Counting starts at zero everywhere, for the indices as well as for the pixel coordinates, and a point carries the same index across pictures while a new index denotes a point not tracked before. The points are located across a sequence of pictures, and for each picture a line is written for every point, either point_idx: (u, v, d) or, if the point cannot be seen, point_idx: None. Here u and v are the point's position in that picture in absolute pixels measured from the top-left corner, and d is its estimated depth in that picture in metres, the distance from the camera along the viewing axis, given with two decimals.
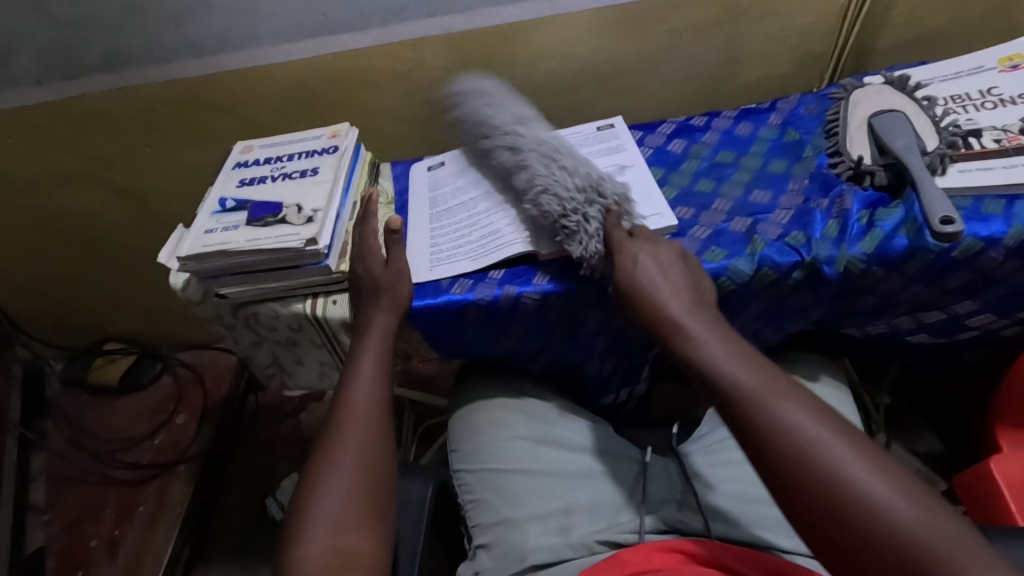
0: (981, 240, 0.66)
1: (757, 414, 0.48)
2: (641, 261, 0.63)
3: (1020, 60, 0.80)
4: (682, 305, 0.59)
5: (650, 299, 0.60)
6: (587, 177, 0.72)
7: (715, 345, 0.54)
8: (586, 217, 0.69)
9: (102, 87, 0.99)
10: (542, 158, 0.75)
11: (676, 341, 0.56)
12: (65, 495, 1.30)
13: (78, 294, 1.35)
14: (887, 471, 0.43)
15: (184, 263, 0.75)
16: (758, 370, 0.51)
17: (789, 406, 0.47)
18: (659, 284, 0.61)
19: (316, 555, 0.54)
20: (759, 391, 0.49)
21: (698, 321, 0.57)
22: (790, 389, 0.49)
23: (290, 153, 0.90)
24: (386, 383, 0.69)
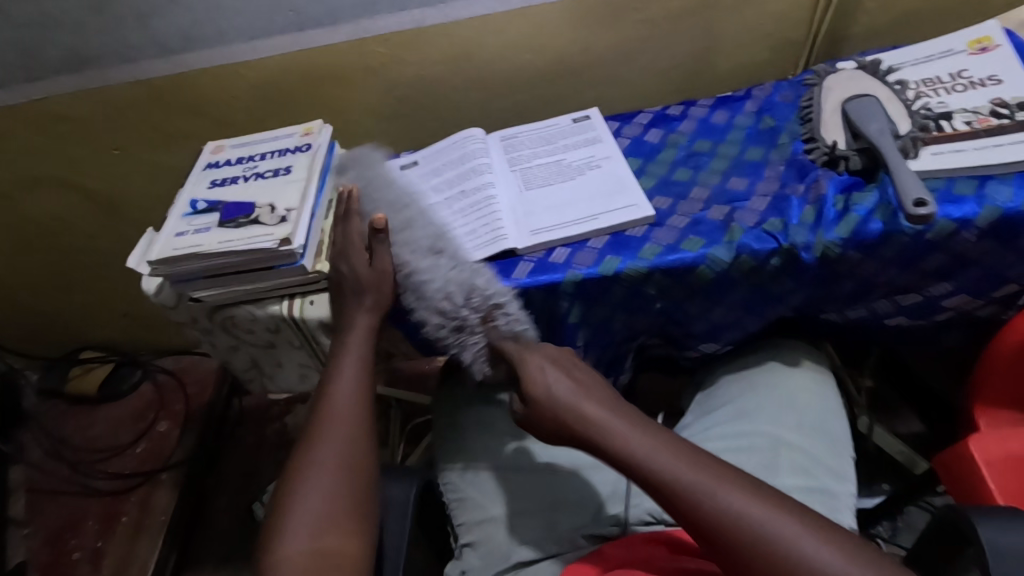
0: (953, 222, 0.67)
1: (703, 508, 0.53)
2: (541, 369, 0.66)
3: (988, 43, 0.81)
4: (601, 410, 0.62)
5: (572, 411, 0.62)
6: (452, 290, 0.71)
7: (648, 444, 0.58)
8: (460, 350, 0.72)
9: (66, 89, 0.96)
10: (402, 275, 0.74)
11: (607, 449, 0.59)
12: (46, 507, 1.27)
13: (51, 302, 1.32)
14: (819, 533, 0.50)
15: (155, 267, 0.73)
16: (683, 458, 0.56)
17: (723, 489, 0.53)
18: (577, 390, 0.64)
19: (296, 556, 0.53)
20: (698, 483, 0.54)
21: (623, 423, 0.60)
22: (718, 474, 0.54)
23: (262, 152, 0.88)
24: (370, 383, 0.68)
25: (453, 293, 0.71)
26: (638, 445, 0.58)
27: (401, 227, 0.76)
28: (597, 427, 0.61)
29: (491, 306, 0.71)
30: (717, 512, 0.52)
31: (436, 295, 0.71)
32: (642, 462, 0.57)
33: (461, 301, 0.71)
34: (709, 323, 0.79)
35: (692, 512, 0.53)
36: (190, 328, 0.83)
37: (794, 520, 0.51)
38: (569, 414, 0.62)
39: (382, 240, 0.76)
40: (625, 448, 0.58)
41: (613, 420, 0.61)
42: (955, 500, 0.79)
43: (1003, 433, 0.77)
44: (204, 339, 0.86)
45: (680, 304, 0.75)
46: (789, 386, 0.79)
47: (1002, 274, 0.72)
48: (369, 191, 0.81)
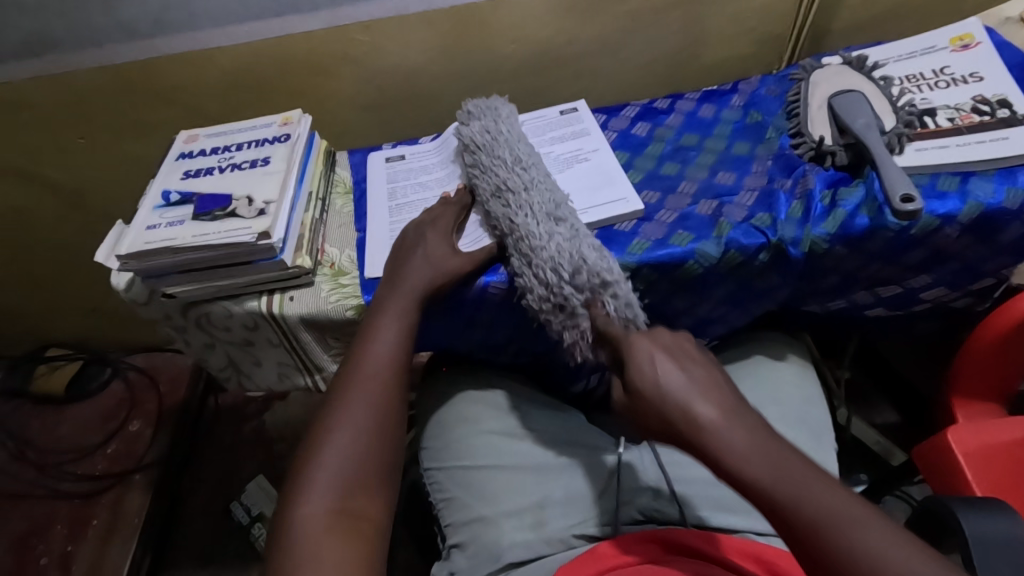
0: (938, 217, 0.68)
1: (844, 551, 0.44)
2: (651, 366, 0.56)
3: (969, 40, 0.82)
4: (717, 413, 0.51)
5: (681, 410, 0.52)
6: (557, 267, 0.64)
7: (773, 459, 0.48)
8: (572, 332, 0.66)
9: (26, 74, 0.91)
10: (516, 239, 0.68)
11: (720, 460, 0.50)
12: (10, 511, 1.22)
13: (14, 297, 1.26)
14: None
15: (125, 261, 0.70)
16: (827, 491, 0.47)
17: (861, 531, 0.44)
18: (689, 386, 0.53)
19: (323, 515, 0.51)
20: (838, 514, 0.45)
21: (742, 428, 0.51)
22: (853, 508, 0.46)
23: (238, 142, 0.85)
24: (408, 346, 0.65)
25: (565, 263, 0.65)
26: (763, 461, 0.48)
27: (522, 189, 0.70)
28: (711, 430, 0.50)
29: (600, 287, 0.64)
30: (858, 555, 0.43)
31: (552, 266, 0.65)
32: (765, 480, 0.48)
33: (577, 277, 0.64)
34: (696, 318, 0.78)
35: (824, 549, 0.44)
36: (163, 325, 0.80)
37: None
38: (678, 412, 0.52)
39: (498, 202, 0.71)
40: (745, 458, 0.49)
41: (728, 422, 0.51)
42: (932, 490, 0.80)
43: (978, 425, 0.78)
44: (177, 336, 0.82)
45: (668, 299, 0.75)
46: (774, 377, 0.80)
47: (979, 267, 0.74)
48: (493, 147, 0.76)
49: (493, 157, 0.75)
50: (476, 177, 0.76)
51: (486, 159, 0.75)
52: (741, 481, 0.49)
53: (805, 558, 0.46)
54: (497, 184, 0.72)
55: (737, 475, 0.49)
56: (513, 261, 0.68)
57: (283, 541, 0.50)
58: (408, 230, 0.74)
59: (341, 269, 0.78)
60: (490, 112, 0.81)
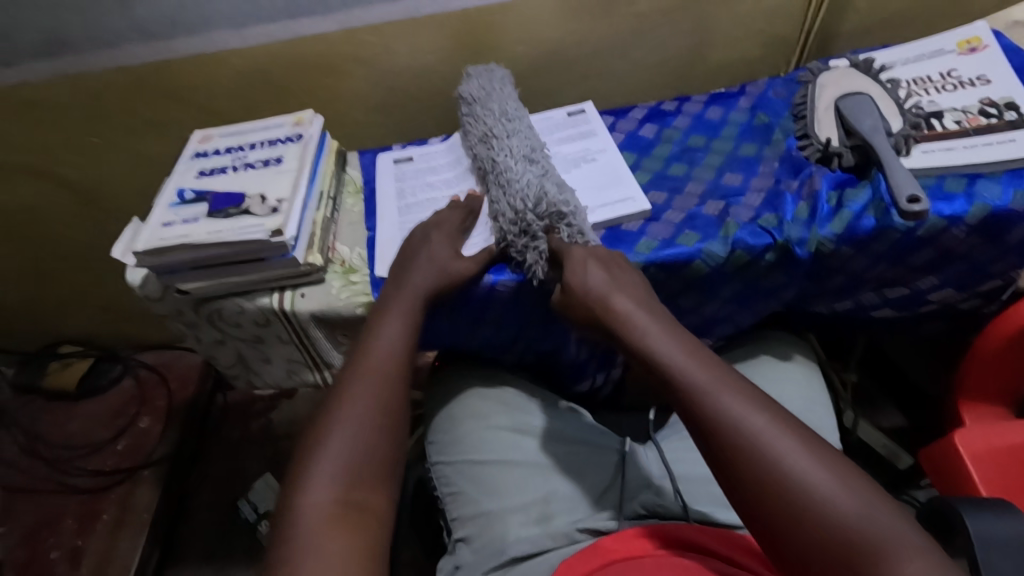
0: (944, 219, 0.68)
1: (712, 408, 0.52)
2: (583, 266, 0.65)
3: (977, 43, 0.82)
4: (631, 304, 0.62)
5: (599, 298, 0.63)
6: (524, 197, 0.70)
7: (671, 343, 0.58)
8: (529, 253, 0.69)
9: (44, 74, 0.93)
10: (495, 174, 0.75)
11: (629, 337, 0.60)
12: (22, 505, 1.24)
13: (28, 294, 1.28)
14: (818, 457, 0.48)
15: (140, 257, 0.71)
16: (709, 366, 0.55)
17: (731, 396, 0.52)
18: (609, 283, 0.64)
19: (325, 506, 0.52)
20: (716, 383, 0.54)
21: (653, 321, 0.61)
22: (731, 383, 0.54)
23: (251, 142, 0.86)
24: (412, 344, 0.66)
25: (532, 194, 0.70)
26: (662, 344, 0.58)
27: (505, 135, 0.77)
28: (622, 317, 0.61)
29: (557, 216, 0.69)
30: (722, 413, 0.51)
31: (521, 194, 0.70)
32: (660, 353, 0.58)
33: (540, 205, 0.69)
34: (702, 318, 0.79)
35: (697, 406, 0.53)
36: (175, 321, 0.81)
37: (795, 437, 0.50)
38: (597, 302, 0.63)
39: (484, 145, 0.78)
40: (648, 337, 0.59)
41: (642, 313, 0.62)
42: (939, 493, 0.80)
43: (984, 426, 0.78)
44: (189, 332, 0.83)
45: (674, 298, 0.75)
46: (780, 376, 0.80)
47: (987, 269, 0.74)
48: (486, 100, 0.82)
49: (484, 108, 0.81)
50: (469, 124, 0.82)
51: (481, 113, 0.80)
52: (645, 356, 0.58)
53: (683, 415, 0.55)
54: (486, 130, 0.79)
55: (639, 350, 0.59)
56: (490, 195, 0.74)
57: (286, 531, 0.51)
58: (415, 230, 0.75)
59: (351, 267, 0.79)
60: (490, 80, 0.84)
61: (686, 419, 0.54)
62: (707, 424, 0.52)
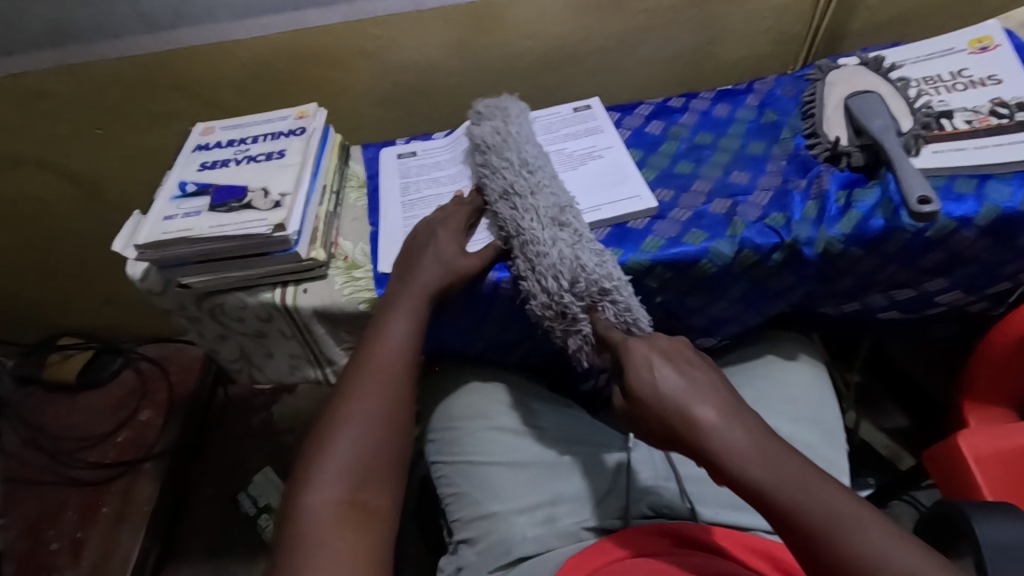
0: (954, 220, 0.67)
1: (846, 556, 0.44)
2: (656, 373, 0.56)
3: (989, 42, 0.81)
4: (716, 416, 0.52)
5: (680, 411, 0.53)
6: (559, 273, 0.65)
7: (773, 464, 0.49)
8: (572, 334, 0.68)
9: (46, 64, 0.92)
10: (521, 244, 0.68)
11: (722, 465, 0.50)
12: (22, 497, 1.23)
13: (29, 285, 1.28)
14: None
15: (141, 251, 0.71)
16: (824, 491, 0.47)
17: (864, 534, 0.44)
18: (686, 389, 0.54)
19: (331, 505, 0.51)
20: (843, 518, 0.45)
21: (745, 433, 0.51)
22: (856, 516, 0.45)
23: (254, 135, 0.85)
24: (417, 342, 0.65)
25: (569, 268, 0.65)
26: (764, 467, 0.48)
27: (528, 192, 0.70)
28: (711, 434, 0.51)
29: (600, 295, 0.66)
30: (860, 564, 0.43)
31: (553, 272, 0.65)
32: (764, 479, 0.48)
33: (576, 285, 0.65)
34: (709, 317, 0.78)
35: (826, 555, 0.44)
36: (177, 315, 0.80)
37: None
38: (678, 415, 0.53)
39: (507, 205, 0.71)
40: (745, 460, 0.49)
41: (730, 427, 0.52)
42: (943, 495, 0.79)
43: (990, 429, 0.78)
44: (191, 326, 0.83)
45: (681, 298, 0.75)
46: (786, 376, 0.80)
47: (996, 271, 0.73)
48: (502, 148, 0.75)
49: (501, 159, 0.75)
50: (486, 177, 0.75)
51: (495, 162, 0.74)
52: (747, 486, 0.49)
53: (805, 561, 0.46)
54: (504, 186, 0.72)
55: (739, 476, 0.49)
56: (518, 266, 0.69)
57: (291, 530, 0.50)
58: (419, 227, 0.74)
59: (354, 262, 0.79)
60: (504, 110, 0.81)
61: (812, 567, 0.46)
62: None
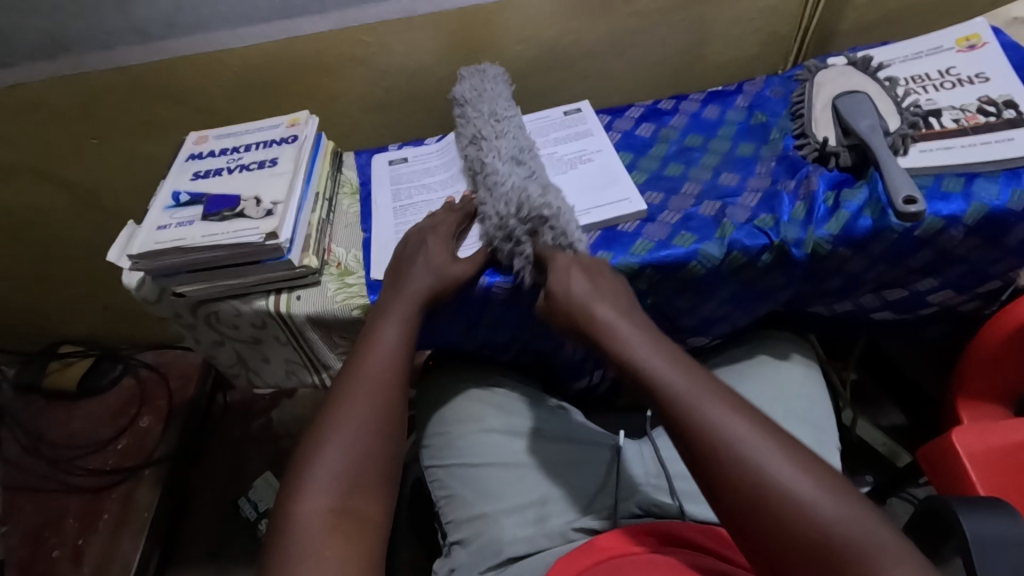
0: (942, 219, 0.67)
1: (689, 415, 0.52)
2: (570, 276, 0.65)
3: (976, 40, 0.82)
4: (613, 314, 0.62)
5: (584, 306, 0.62)
6: (506, 202, 0.70)
7: (651, 351, 0.58)
8: (512, 256, 0.70)
9: (41, 76, 0.93)
10: (483, 177, 0.76)
11: (613, 347, 0.60)
12: (24, 504, 1.24)
13: (28, 294, 1.29)
14: (793, 460, 0.48)
15: (135, 260, 0.71)
16: (690, 373, 0.55)
17: (705, 401, 0.52)
18: (591, 292, 0.63)
19: (321, 513, 0.52)
20: (691, 389, 0.54)
21: (634, 329, 0.60)
22: (706, 389, 0.53)
23: (247, 144, 0.86)
24: (409, 350, 0.66)
25: (517, 196, 0.70)
26: (641, 351, 0.58)
27: (495, 138, 0.79)
28: (605, 325, 0.61)
29: (540, 220, 0.68)
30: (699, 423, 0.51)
31: (505, 199, 0.71)
32: (641, 358, 0.57)
33: (519, 209, 0.69)
34: (700, 318, 0.79)
35: (673, 415, 0.53)
36: (173, 323, 0.81)
37: (773, 443, 0.49)
38: (580, 311, 0.63)
39: (475, 152, 0.79)
40: (629, 345, 0.59)
41: (624, 323, 0.61)
42: (937, 492, 0.79)
43: (981, 426, 0.78)
44: (187, 333, 0.83)
45: (671, 300, 0.75)
46: (778, 376, 0.80)
47: (986, 269, 0.74)
48: (477, 102, 0.83)
49: (475, 110, 0.83)
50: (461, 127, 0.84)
51: (472, 114, 0.82)
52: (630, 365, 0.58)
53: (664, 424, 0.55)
54: (475, 133, 0.80)
55: (621, 358, 0.59)
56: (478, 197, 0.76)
57: (282, 538, 0.51)
58: (410, 234, 0.75)
59: (347, 269, 0.79)
60: (483, 74, 0.87)
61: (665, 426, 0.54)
62: (681, 430, 0.52)
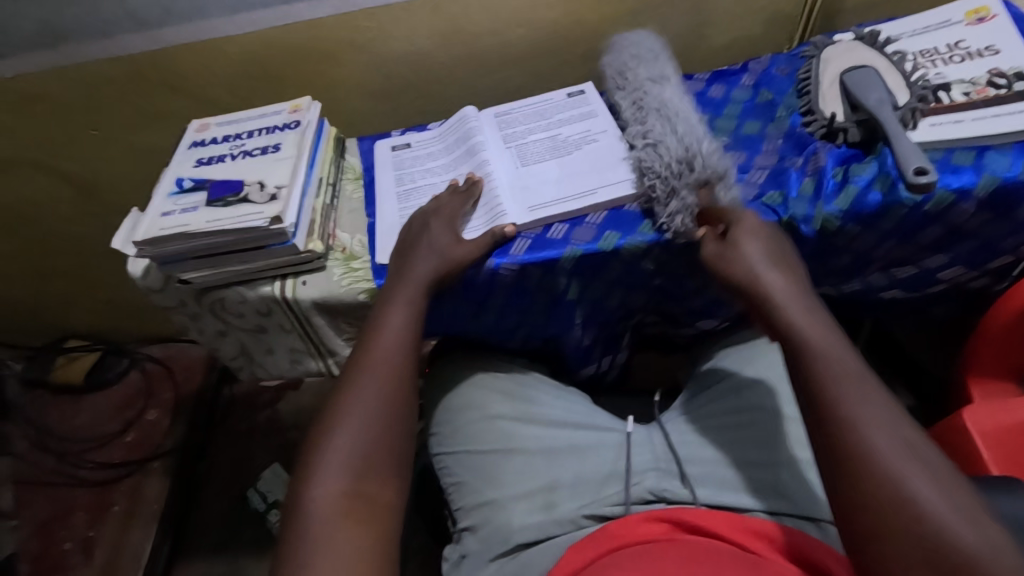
0: (953, 192, 0.67)
1: (839, 399, 0.48)
2: (739, 243, 0.63)
3: (985, 13, 0.80)
4: (782, 283, 0.59)
5: (752, 268, 0.60)
6: (681, 146, 0.71)
7: (819, 328, 0.54)
8: (682, 193, 0.69)
9: (40, 66, 0.92)
10: (662, 114, 0.76)
11: (772, 310, 0.57)
12: (33, 497, 1.25)
13: (33, 289, 1.29)
14: (947, 483, 0.43)
15: (140, 247, 0.71)
16: (855, 358, 0.52)
17: (861, 394, 0.48)
18: (764, 260, 0.61)
19: (334, 498, 0.51)
20: (857, 379, 0.49)
21: (801, 304, 0.57)
22: (870, 389, 0.48)
23: (249, 131, 0.85)
24: (416, 335, 0.65)
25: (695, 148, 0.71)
26: (802, 322, 0.55)
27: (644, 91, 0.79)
28: (771, 293, 0.58)
29: (714, 175, 0.69)
30: (849, 418, 0.47)
31: (678, 141, 0.72)
32: (795, 325, 0.55)
33: (689, 159, 0.70)
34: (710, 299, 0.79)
35: (827, 394, 0.49)
36: (178, 313, 0.81)
37: (925, 459, 0.44)
38: (744, 275, 0.60)
39: (633, 107, 0.79)
40: (796, 318, 0.55)
41: (794, 295, 0.58)
42: None
43: (994, 402, 0.77)
44: (192, 324, 0.83)
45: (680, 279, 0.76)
46: None
47: (997, 245, 0.73)
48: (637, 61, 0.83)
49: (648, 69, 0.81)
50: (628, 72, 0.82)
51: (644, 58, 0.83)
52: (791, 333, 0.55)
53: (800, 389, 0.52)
54: (662, 76, 0.81)
55: (780, 324, 0.56)
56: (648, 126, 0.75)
57: (295, 522, 0.51)
58: (413, 218, 0.74)
59: (352, 254, 0.79)
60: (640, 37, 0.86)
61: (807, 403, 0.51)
62: (823, 402, 0.49)
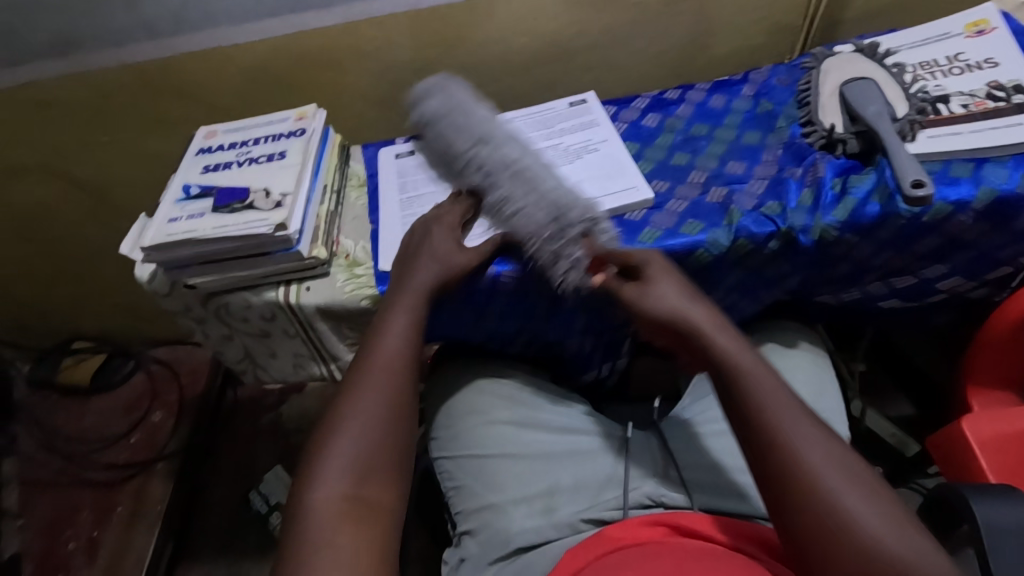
0: (950, 204, 0.67)
1: (773, 434, 0.51)
2: (654, 283, 0.64)
3: (985, 25, 0.81)
4: (703, 316, 0.61)
5: (671, 306, 0.62)
6: (544, 207, 0.67)
7: (749, 363, 0.56)
8: (569, 251, 0.66)
9: (52, 74, 0.94)
10: (512, 172, 0.71)
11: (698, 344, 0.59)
12: (39, 498, 1.26)
13: (41, 291, 1.31)
14: (883, 509, 0.48)
15: (148, 252, 0.72)
16: (775, 386, 0.54)
17: (801, 433, 0.51)
18: (682, 296, 0.62)
19: (336, 501, 0.52)
20: (785, 412, 0.52)
21: (726, 334, 0.59)
22: (805, 424, 0.52)
23: (255, 137, 0.87)
24: (418, 341, 0.66)
25: (560, 200, 0.68)
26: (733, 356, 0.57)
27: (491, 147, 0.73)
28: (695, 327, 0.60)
29: (591, 223, 0.67)
30: (784, 445, 0.51)
31: (552, 189, 0.68)
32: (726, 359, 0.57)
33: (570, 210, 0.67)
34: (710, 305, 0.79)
35: (763, 431, 0.52)
36: (184, 317, 0.82)
37: (856, 482, 0.49)
38: (666, 313, 0.62)
39: (477, 174, 0.74)
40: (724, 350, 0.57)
41: (716, 326, 0.60)
42: (947, 480, 0.79)
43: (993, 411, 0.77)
44: (198, 328, 0.85)
45: None
46: (787, 367, 0.79)
47: (995, 256, 0.73)
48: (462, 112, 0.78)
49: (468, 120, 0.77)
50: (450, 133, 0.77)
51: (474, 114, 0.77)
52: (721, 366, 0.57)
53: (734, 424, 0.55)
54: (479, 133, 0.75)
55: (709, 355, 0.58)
56: (509, 192, 0.70)
57: (297, 524, 0.51)
58: (416, 225, 0.75)
59: (355, 260, 0.80)
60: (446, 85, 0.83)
61: (747, 453, 0.53)
62: (762, 437, 0.52)
